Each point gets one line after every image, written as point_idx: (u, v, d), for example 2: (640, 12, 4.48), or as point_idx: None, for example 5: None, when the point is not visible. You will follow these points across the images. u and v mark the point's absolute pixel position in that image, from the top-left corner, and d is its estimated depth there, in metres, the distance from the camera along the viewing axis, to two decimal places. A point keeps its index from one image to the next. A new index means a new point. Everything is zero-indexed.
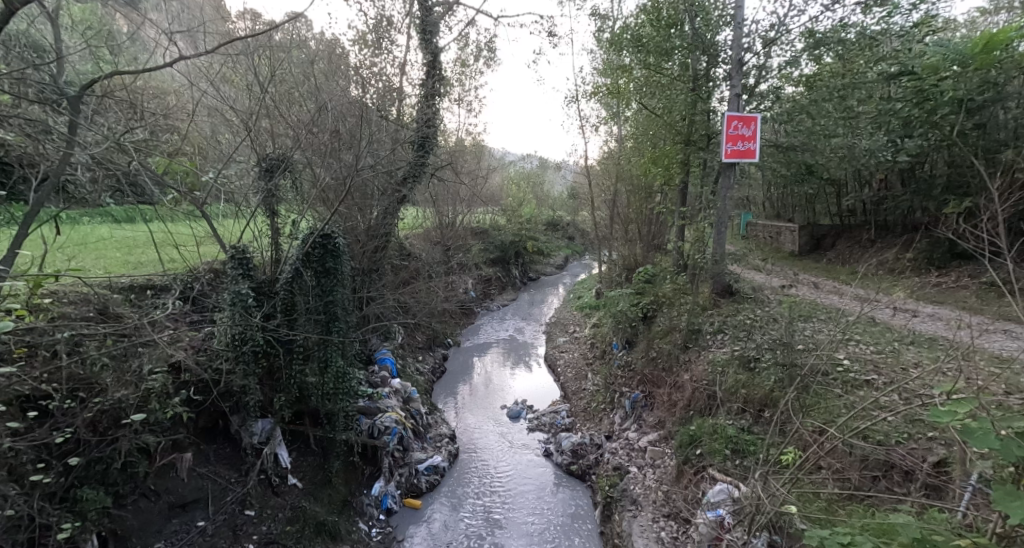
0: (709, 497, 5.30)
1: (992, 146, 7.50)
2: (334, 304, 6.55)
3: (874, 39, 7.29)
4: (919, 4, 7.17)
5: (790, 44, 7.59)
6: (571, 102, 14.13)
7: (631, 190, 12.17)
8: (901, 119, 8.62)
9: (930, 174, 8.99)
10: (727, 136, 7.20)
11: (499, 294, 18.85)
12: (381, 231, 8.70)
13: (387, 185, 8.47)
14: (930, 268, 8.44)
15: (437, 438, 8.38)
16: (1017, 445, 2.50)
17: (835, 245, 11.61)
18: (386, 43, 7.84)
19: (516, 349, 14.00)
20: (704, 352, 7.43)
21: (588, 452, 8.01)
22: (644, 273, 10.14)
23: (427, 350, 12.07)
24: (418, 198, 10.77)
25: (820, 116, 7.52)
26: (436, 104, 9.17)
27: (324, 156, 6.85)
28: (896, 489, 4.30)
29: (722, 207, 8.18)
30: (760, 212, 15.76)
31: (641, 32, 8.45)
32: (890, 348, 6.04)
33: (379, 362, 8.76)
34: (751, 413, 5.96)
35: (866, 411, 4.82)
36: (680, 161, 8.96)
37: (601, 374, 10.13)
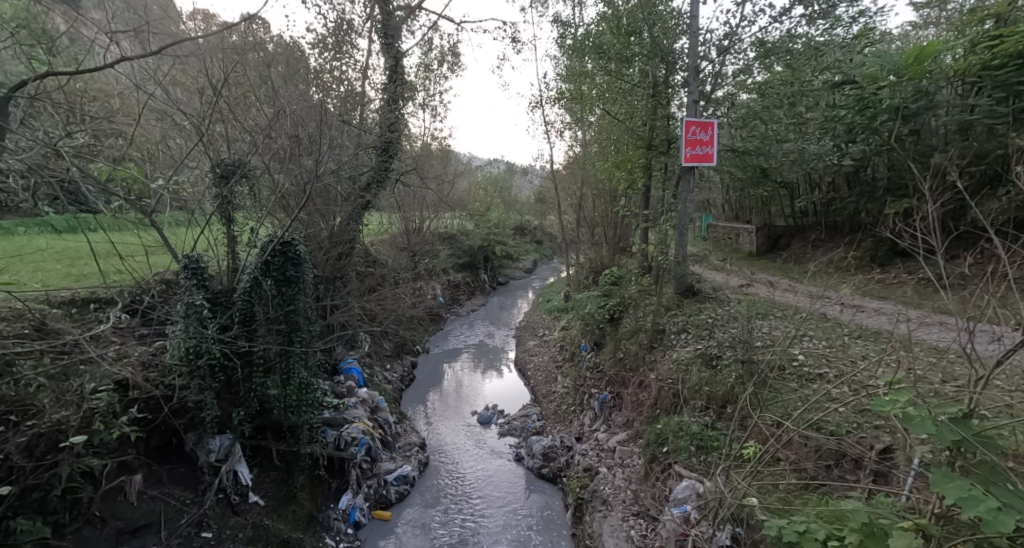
0: (676, 494, 5.43)
1: (928, 151, 7.97)
2: (296, 313, 6.37)
3: (819, 49, 7.58)
4: (859, 17, 7.57)
5: (742, 53, 7.88)
6: (536, 107, 14.26)
7: (597, 194, 12.38)
8: (846, 126, 9.20)
9: (873, 177, 9.50)
10: (686, 141, 7.40)
11: (468, 299, 18.79)
12: (345, 237, 8.53)
13: (350, 190, 8.31)
14: (875, 265, 8.93)
15: (406, 447, 8.25)
16: (951, 429, 2.66)
17: (790, 245, 12.08)
18: (346, 47, 7.72)
19: (485, 354, 13.96)
20: (669, 351, 7.59)
21: (558, 455, 8.04)
22: (612, 275, 10.59)
23: (394, 358, 11.87)
24: (383, 203, 10.61)
25: (771, 122, 7.86)
26: (399, 108, 9.05)
27: (283, 162, 6.67)
28: (849, 477, 4.49)
29: (683, 210, 8.41)
30: (721, 215, 16.27)
31: (601, 39, 8.67)
32: (840, 342, 6.35)
33: (345, 372, 8.58)
34: (714, 410, 6.11)
35: (821, 404, 5.00)
36: (642, 166, 9.16)
37: (570, 376, 10.21)
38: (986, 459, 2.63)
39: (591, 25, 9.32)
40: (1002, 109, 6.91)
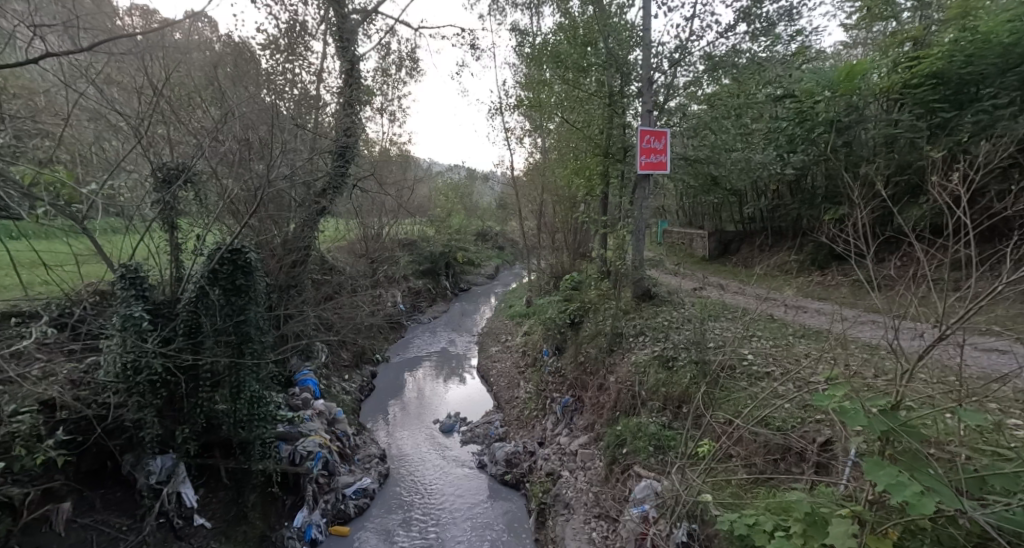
0: (635, 494, 5.52)
1: (859, 161, 8.53)
2: (247, 324, 6.12)
3: (761, 64, 8.02)
4: (796, 35, 8.04)
5: (692, 66, 8.21)
6: (495, 113, 14.35)
7: (557, 200, 12.54)
8: (787, 137, 9.73)
9: (813, 185, 10.07)
10: (641, 149, 7.61)
11: (430, 306, 18.59)
12: (300, 244, 8.28)
13: (305, 196, 8.10)
14: (816, 268, 9.46)
15: (366, 459, 8.06)
16: (882, 420, 2.84)
17: (740, 249, 12.62)
18: (300, 50, 7.53)
19: (447, 362, 13.84)
20: (628, 354, 7.73)
21: (521, 460, 8.05)
22: (572, 280, 10.77)
23: (353, 368, 11.58)
24: (340, 209, 10.38)
25: (720, 132, 8.22)
26: (356, 112, 8.88)
27: (232, 166, 6.42)
28: (794, 470, 4.68)
29: (639, 216, 8.64)
30: (676, 220, 16.82)
31: (559, 48, 8.90)
32: (785, 341, 6.68)
33: (300, 383, 8.32)
34: (670, 410, 6.26)
35: (769, 400, 5.22)
36: (600, 173, 9.37)
37: (533, 381, 10.25)
38: (910, 446, 2.82)
39: (549, 34, 9.49)
40: (923, 124, 7.49)
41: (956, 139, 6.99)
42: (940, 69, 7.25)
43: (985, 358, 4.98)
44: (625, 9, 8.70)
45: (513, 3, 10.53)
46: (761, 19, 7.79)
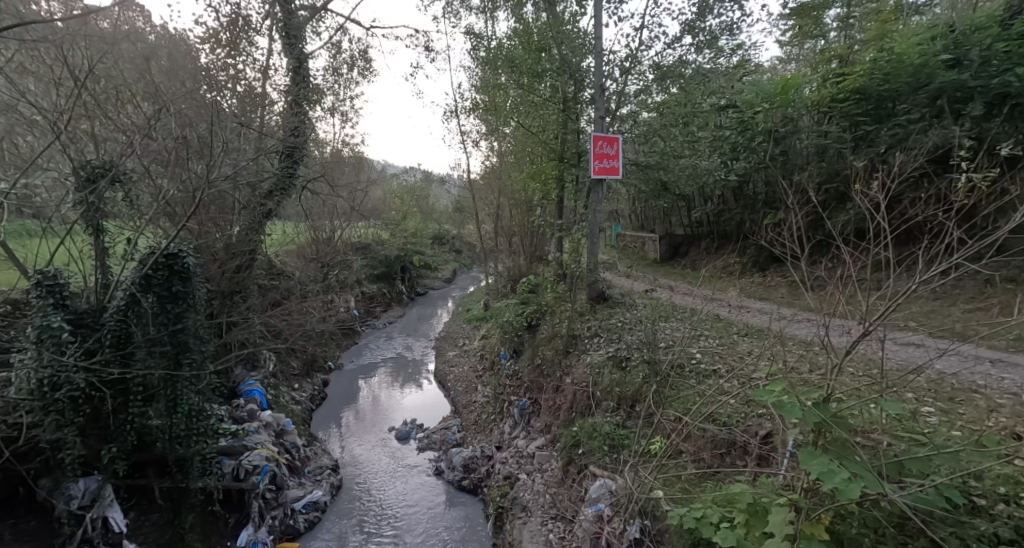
0: (591, 493, 5.59)
1: (795, 169, 9.05)
2: (184, 333, 5.77)
3: (706, 75, 8.34)
4: (737, 49, 8.43)
5: (642, 75, 8.45)
6: (450, 116, 14.27)
7: (513, 204, 12.57)
8: (731, 145, 10.21)
9: (753, 191, 10.59)
10: (594, 154, 7.76)
11: (385, 311, 18.22)
12: (244, 248, 7.90)
13: (250, 198, 7.73)
14: (758, 269, 9.93)
15: (317, 471, 7.78)
16: (815, 411, 3.01)
17: (689, 252, 13.07)
18: (242, 46, 7.19)
19: (403, 367, 13.58)
20: (584, 355, 7.82)
21: (479, 465, 7.98)
22: (529, 283, 10.82)
23: (303, 377, 11.15)
24: (288, 211, 9.99)
25: (669, 139, 8.52)
26: (304, 111, 8.58)
27: (167, 166, 6.04)
28: (738, 462, 4.88)
29: (594, 219, 8.79)
30: (629, 224, 17.25)
31: (513, 53, 8.93)
32: (730, 339, 6.96)
33: (246, 394, 7.93)
34: (624, 409, 6.38)
35: (716, 397, 5.40)
36: (555, 177, 9.47)
37: (490, 385, 10.21)
38: (838, 436, 3.01)
39: (504, 38, 9.54)
40: (849, 135, 8.04)
41: (876, 150, 7.57)
42: (862, 85, 7.79)
43: (903, 351, 5.40)
44: (578, 17, 8.87)
45: (467, 6, 10.51)
46: (705, 32, 8.11)
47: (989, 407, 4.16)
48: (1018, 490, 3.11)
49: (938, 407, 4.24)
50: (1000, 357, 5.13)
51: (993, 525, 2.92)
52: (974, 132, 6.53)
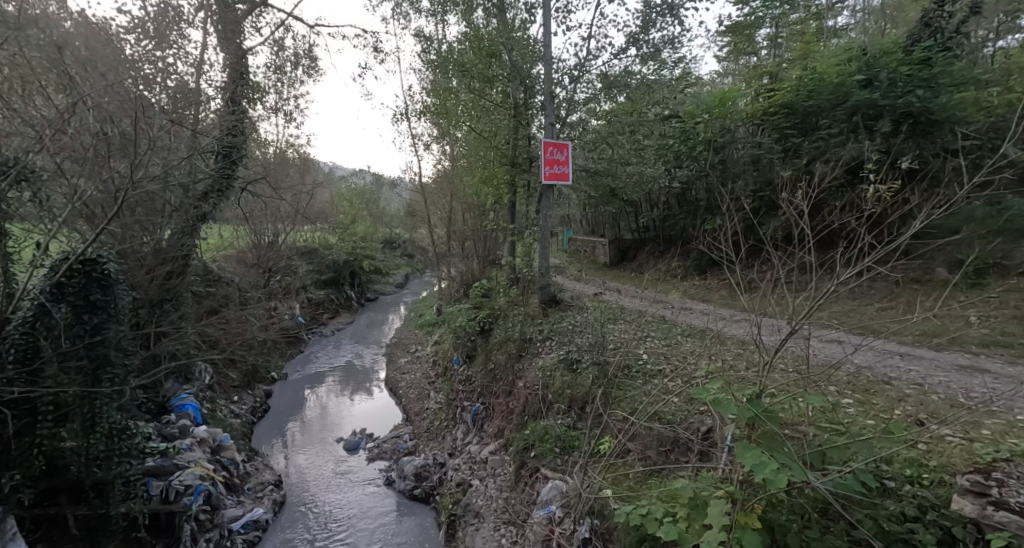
0: (543, 496, 5.62)
1: (732, 177, 9.54)
2: (104, 345, 5.34)
3: (650, 86, 8.56)
4: (680, 60, 8.71)
5: (590, 83, 8.63)
6: (401, 119, 14.08)
7: (466, 207, 12.49)
8: (674, 153, 10.61)
9: (695, 198, 11.06)
10: (545, 160, 7.83)
11: (333, 318, 17.63)
12: (176, 253, 7.42)
13: (183, 200, 7.27)
14: (701, 272, 10.35)
15: (258, 487, 7.40)
16: (749, 406, 3.16)
17: (637, 255, 13.45)
18: (173, 38, 6.77)
19: (352, 376, 13.16)
20: (535, 359, 7.86)
21: (431, 473, 7.82)
22: (482, 288, 10.74)
23: (243, 389, 10.58)
24: (227, 214, 9.48)
25: (616, 147, 8.74)
26: (243, 109, 8.18)
27: (83, 164, 5.55)
28: (681, 458, 5.00)
29: (544, 224, 8.89)
30: (580, 228, 17.54)
31: (464, 58, 8.87)
32: (674, 340, 7.20)
33: (178, 409, 7.45)
34: (575, 410, 6.43)
35: (662, 396, 5.55)
36: (507, 182, 9.51)
37: (442, 391, 10.03)
38: (769, 429, 3.17)
39: (455, 42, 9.54)
40: (779, 146, 8.56)
41: (803, 162, 8.11)
42: (790, 100, 8.31)
43: (828, 348, 5.77)
44: (527, 24, 8.97)
45: (417, 9, 10.41)
46: (648, 44, 8.41)
47: (900, 397, 4.51)
48: (920, 471, 3.40)
49: (857, 398, 4.58)
50: (909, 351, 5.61)
51: (899, 505, 3.18)
52: (886, 147, 7.13)
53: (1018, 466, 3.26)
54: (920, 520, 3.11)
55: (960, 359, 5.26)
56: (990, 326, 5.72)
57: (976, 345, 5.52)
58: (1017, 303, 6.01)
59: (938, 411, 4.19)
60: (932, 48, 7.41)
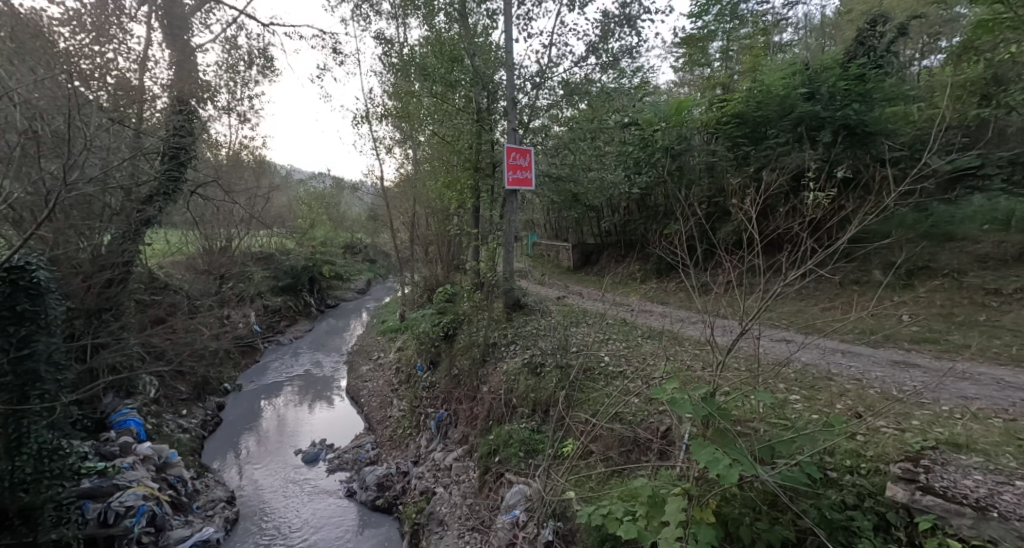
0: (507, 501, 5.60)
1: (688, 183, 9.88)
2: (33, 359, 4.99)
3: (610, 94, 8.76)
4: (638, 70, 8.96)
5: (552, 90, 8.74)
6: (361, 121, 13.86)
7: (429, 212, 12.37)
8: (633, 159, 10.86)
9: (654, 203, 11.36)
10: (508, 165, 7.84)
11: (290, 326, 17.04)
12: (117, 259, 7.02)
13: (125, 203, 6.89)
14: (661, 276, 10.61)
15: (208, 505, 7.11)
16: (704, 404, 3.25)
17: (599, 259, 13.67)
18: (114, 33, 6.44)
19: (311, 385, 12.75)
20: (499, 364, 7.84)
21: (394, 482, 7.67)
22: (446, 292, 10.62)
23: (192, 402, 10.08)
24: (175, 218, 9.05)
25: (578, 153, 8.87)
26: (194, 109, 7.88)
27: (9, 163, 5.17)
28: (642, 457, 5.03)
29: (509, 229, 8.90)
30: (544, 233, 17.66)
31: (426, 62, 8.77)
32: (635, 342, 7.35)
33: (119, 425, 7.03)
34: (539, 414, 6.45)
35: (623, 396, 5.62)
36: (471, 187, 9.47)
37: (405, 398, 9.85)
38: (722, 427, 3.28)
39: (417, 46, 9.48)
40: (732, 154, 8.91)
41: (755, 169, 8.46)
42: (741, 110, 8.68)
43: (777, 346, 6.04)
44: (490, 31, 9.04)
45: (377, 11, 10.28)
46: (607, 53, 8.57)
47: (842, 392, 4.77)
48: (860, 461, 3.59)
49: (803, 394, 4.81)
50: (848, 349, 5.95)
51: (840, 494, 3.36)
52: (827, 157, 7.57)
53: (943, 453, 3.50)
54: (859, 508, 3.29)
55: (894, 355, 5.62)
56: (920, 325, 6.14)
57: (907, 341, 5.92)
58: (943, 301, 6.48)
59: (874, 404, 4.46)
60: (866, 65, 7.95)
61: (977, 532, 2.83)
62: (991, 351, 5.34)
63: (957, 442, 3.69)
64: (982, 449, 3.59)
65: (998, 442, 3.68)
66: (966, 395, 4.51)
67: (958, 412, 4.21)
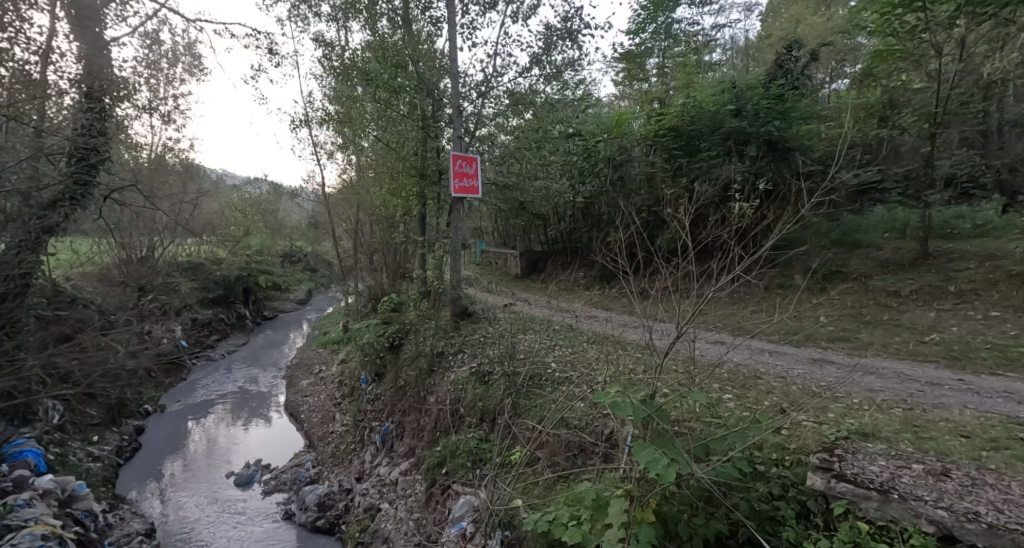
0: (454, 513, 5.53)
1: (630, 192, 10.23)
2: None
3: (555, 104, 8.94)
4: (581, 82, 9.22)
5: (497, 99, 8.81)
6: (301, 124, 13.39)
7: (374, 218, 12.08)
8: (578, 169, 11.12)
9: (598, 211, 11.67)
10: (455, 173, 7.80)
11: (223, 341, 16.05)
12: (15, 271, 6.37)
13: (23, 208, 6.27)
14: (605, 282, 10.90)
15: (122, 540, 6.57)
16: (645, 406, 3.36)
17: (546, 266, 13.85)
18: (9, 22, 5.88)
19: (246, 403, 12.03)
20: (447, 373, 7.74)
21: (336, 501, 7.38)
22: (391, 302, 10.37)
23: (106, 427, 9.24)
24: (88, 225, 8.32)
25: (523, 161, 8.96)
26: (111, 108, 7.32)
27: None
28: (587, 462, 5.11)
29: (455, 237, 8.84)
30: (491, 240, 17.70)
31: (368, 67, 8.60)
32: (581, 347, 7.50)
33: (14, 458, 6.37)
34: (487, 423, 6.42)
35: (569, 402, 5.69)
36: (417, 195, 9.33)
37: (349, 413, 9.50)
38: (661, 427, 3.40)
39: (358, 50, 9.28)
40: (669, 166, 9.33)
41: (690, 180, 8.89)
42: (676, 124, 9.12)
43: (712, 348, 6.34)
44: (434, 38, 9.02)
45: (316, 13, 9.99)
46: (550, 65, 8.75)
47: (768, 390, 5.09)
48: (784, 454, 3.85)
49: (736, 393, 5.09)
50: (774, 349, 6.36)
51: (767, 485, 3.58)
52: (753, 169, 8.09)
53: (854, 443, 3.82)
54: (783, 498, 3.52)
55: (814, 353, 6.06)
56: (835, 325, 6.68)
57: (825, 340, 6.41)
58: (854, 303, 7.08)
59: (798, 400, 4.79)
60: (784, 85, 8.63)
61: (882, 513, 3.12)
62: (893, 347, 5.88)
63: (865, 432, 4.03)
64: (886, 437, 3.95)
65: (898, 430, 4.06)
66: (872, 388, 4.94)
67: (866, 404, 4.61)
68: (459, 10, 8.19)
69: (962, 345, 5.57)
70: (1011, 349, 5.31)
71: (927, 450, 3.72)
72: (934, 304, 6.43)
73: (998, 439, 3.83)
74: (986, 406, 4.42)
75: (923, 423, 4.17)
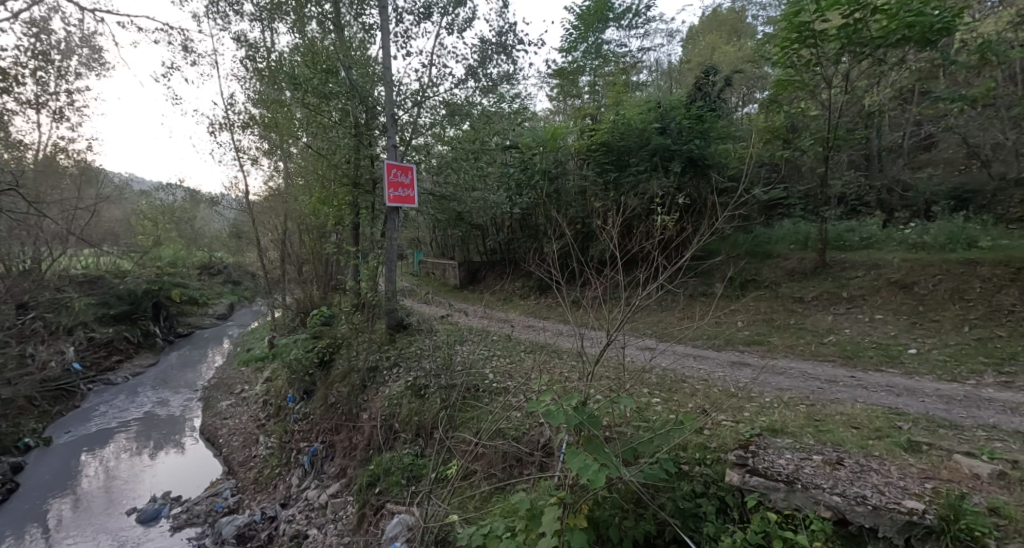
0: (387, 533, 5.34)
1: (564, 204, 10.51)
2: None
3: (491, 116, 8.99)
4: (516, 97, 9.42)
5: (433, 109, 8.76)
6: (221, 128, 12.60)
7: (303, 229, 11.54)
8: (515, 180, 11.29)
9: (535, 221, 11.88)
10: (388, 182, 7.66)
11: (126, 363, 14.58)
12: None
13: None
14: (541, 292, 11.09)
15: None
16: (576, 415, 3.43)
17: (484, 276, 13.85)
18: None
19: (153, 431, 10.98)
20: (381, 388, 7.53)
21: (258, 530, 6.89)
22: (320, 315, 9.63)
23: None
24: None
25: (459, 171, 8.95)
26: None
27: None
28: (524, 472, 5.14)
29: (390, 247, 8.64)
30: (429, 251, 17.45)
31: (297, 71, 8.29)
32: (518, 357, 7.56)
33: None
34: (422, 437, 6.32)
35: (506, 412, 5.71)
36: (350, 204, 9.05)
37: (274, 434, 8.94)
38: (592, 435, 3.48)
39: (286, 53, 8.92)
40: (601, 179, 9.70)
41: (620, 193, 9.28)
42: (607, 139, 9.53)
43: (642, 354, 6.62)
44: (367, 45, 8.88)
45: (237, 12, 9.48)
46: (486, 78, 8.85)
47: (692, 392, 5.39)
48: (706, 453, 4.07)
49: (664, 397, 5.33)
50: (698, 353, 6.74)
51: (690, 484, 3.78)
52: (676, 185, 8.60)
53: (765, 439, 4.13)
54: (705, 495, 3.73)
55: (733, 356, 6.50)
56: (750, 330, 7.20)
57: (741, 344, 6.89)
58: (766, 308, 7.67)
59: (718, 400, 5.11)
60: (702, 107, 9.30)
61: (788, 502, 3.39)
62: (798, 349, 6.44)
63: (774, 428, 4.37)
64: (792, 432, 4.31)
65: (802, 424, 4.44)
66: (781, 387, 5.37)
67: (776, 402, 5.00)
68: (392, 18, 8.10)
69: (854, 345, 6.20)
70: (892, 347, 5.98)
71: (825, 441, 4.10)
72: (832, 309, 7.11)
73: (882, 428, 4.29)
74: (873, 399, 4.94)
75: (823, 417, 4.58)
